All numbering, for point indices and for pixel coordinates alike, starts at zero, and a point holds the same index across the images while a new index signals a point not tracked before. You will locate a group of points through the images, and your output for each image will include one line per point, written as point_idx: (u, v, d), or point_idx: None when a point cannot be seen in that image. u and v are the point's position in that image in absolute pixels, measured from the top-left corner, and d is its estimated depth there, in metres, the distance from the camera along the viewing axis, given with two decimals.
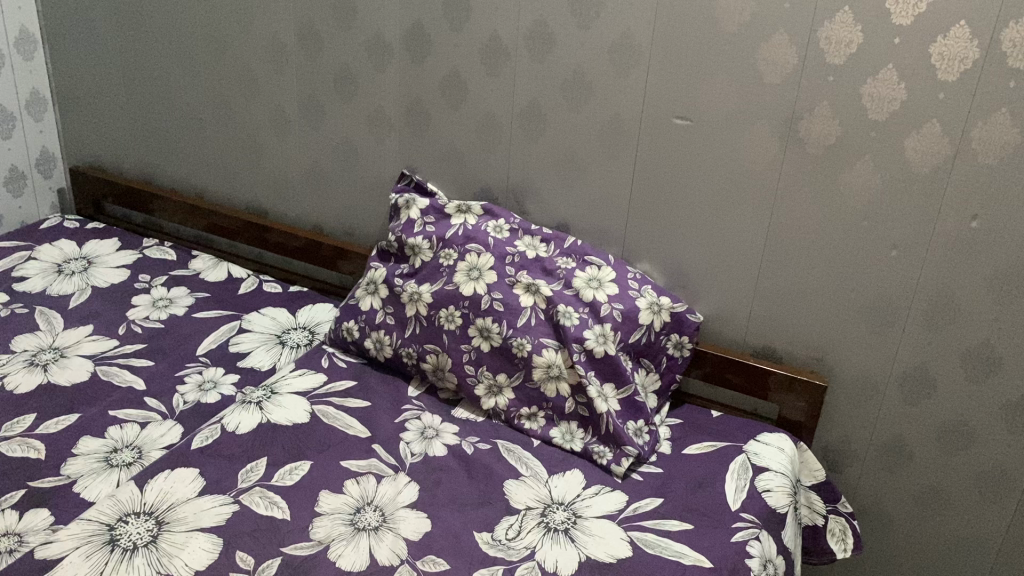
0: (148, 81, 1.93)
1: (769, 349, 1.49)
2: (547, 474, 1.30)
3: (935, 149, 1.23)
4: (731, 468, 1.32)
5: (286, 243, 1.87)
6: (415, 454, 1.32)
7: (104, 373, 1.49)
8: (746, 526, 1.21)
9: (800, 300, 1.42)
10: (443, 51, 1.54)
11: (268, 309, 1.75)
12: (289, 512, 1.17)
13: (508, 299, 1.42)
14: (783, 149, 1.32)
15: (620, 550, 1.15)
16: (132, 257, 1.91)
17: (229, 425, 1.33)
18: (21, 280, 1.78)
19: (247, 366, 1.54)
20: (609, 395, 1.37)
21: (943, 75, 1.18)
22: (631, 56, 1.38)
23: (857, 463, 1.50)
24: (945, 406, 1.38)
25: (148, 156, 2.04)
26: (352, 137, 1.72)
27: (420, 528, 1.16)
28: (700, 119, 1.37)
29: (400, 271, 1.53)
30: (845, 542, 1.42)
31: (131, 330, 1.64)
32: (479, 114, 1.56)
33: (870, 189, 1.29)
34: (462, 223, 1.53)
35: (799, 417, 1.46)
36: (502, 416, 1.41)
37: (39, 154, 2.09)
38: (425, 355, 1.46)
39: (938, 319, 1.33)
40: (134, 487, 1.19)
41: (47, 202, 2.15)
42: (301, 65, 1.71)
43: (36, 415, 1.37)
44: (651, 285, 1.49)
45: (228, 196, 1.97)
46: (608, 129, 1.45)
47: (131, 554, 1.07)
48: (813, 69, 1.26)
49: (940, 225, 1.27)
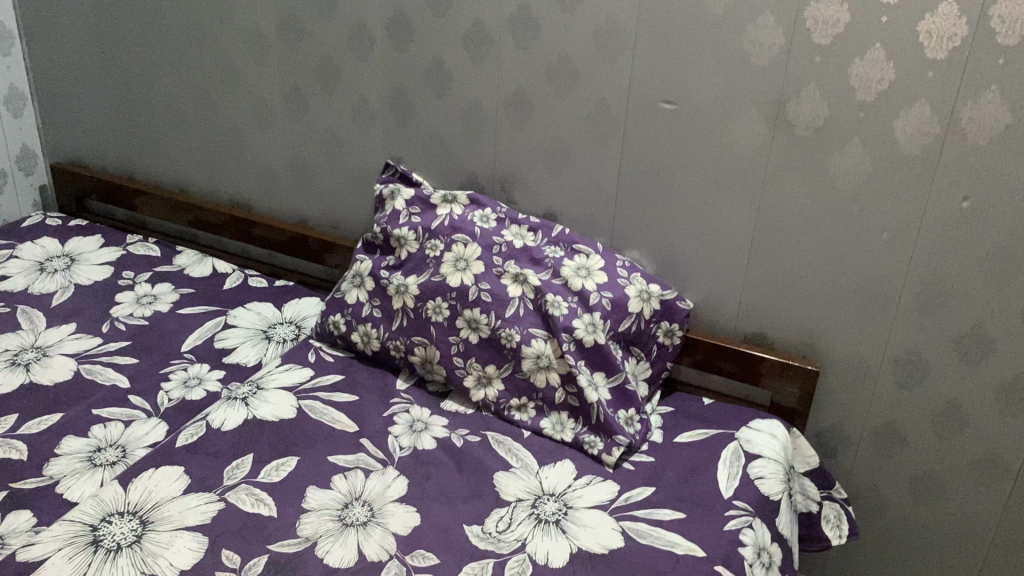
0: (128, 75, 1.90)
1: (760, 335, 1.47)
2: (537, 465, 1.29)
3: (925, 130, 1.21)
4: (724, 456, 1.30)
5: (271, 237, 1.85)
6: (404, 448, 1.30)
7: (88, 371, 1.47)
8: (739, 514, 1.19)
9: (792, 286, 1.40)
10: (426, 38, 1.52)
11: (254, 304, 1.72)
12: (275, 509, 1.15)
13: (496, 289, 1.40)
14: (771, 133, 1.31)
15: (613, 541, 1.13)
16: (116, 253, 1.89)
17: (214, 422, 1.31)
18: (3, 278, 1.75)
19: (232, 362, 1.52)
20: (600, 384, 1.36)
21: (931, 54, 1.17)
22: (616, 40, 1.36)
23: (851, 449, 1.49)
24: (938, 389, 1.37)
25: (130, 151, 2.01)
26: (335, 128, 1.70)
27: (409, 522, 1.15)
28: (687, 103, 1.35)
29: (386, 263, 1.51)
30: (839, 528, 1.41)
31: (115, 328, 1.61)
32: (464, 103, 1.54)
33: (860, 170, 1.27)
34: (448, 213, 1.51)
35: (791, 403, 1.44)
36: (492, 408, 1.39)
37: (19, 151, 2.06)
38: (413, 347, 1.44)
39: (930, 302, 1.31)
40: (117, 486, 1.17)
41: (29, 200, 2.12)
42: (282, 55, 1.68)
43: (18, 415, 1.35)
44: (640, 272, 1.47)
45: (212, 190, 1.94)
46: (595, 115, 1.43)
47: (115, 554, 1.05)
48: (799, 49, 1.24)
49: (932, 206, 1.25)
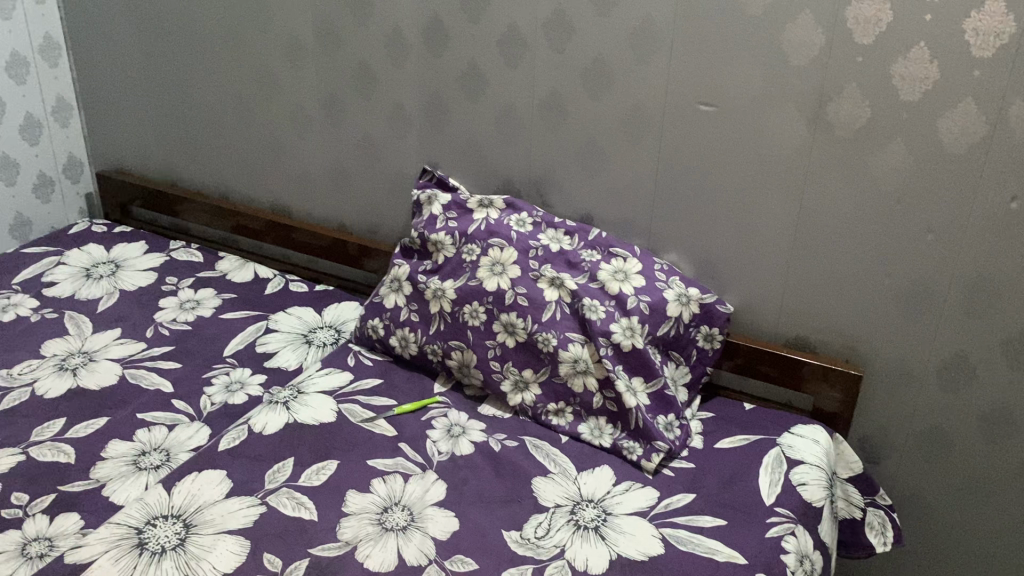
0: (170, 83, 1.93)
1: (801, 339, 1.45)
2: (575, 471, 1.28)
3: (971, 129, 1.19)
4: (765, 462, 1.29)
5: (311, 243, 1.87)
6: (443, 452, 1.30)
7: (133, 376, 1.50)
8: (781, 521, 1.18)
9: (833, 290, 1.38)
10: (461, 43, 1.52)
11: (294, 309, 1.74)
12: (316, 513, 1.16)
13: (533, 294, 1.40)
14: (812, 134, 1.29)
15: (653, 548, 1.13)
16: (159, 259, 1.92)
17: (256, 426, 1.33)
18: (51, 284, 1.79)
19: (274, 366, 1.54)
20: (638, 389, 1.35)
21: (978, 52, 1.14)
22: (652, 42, 1.35)
23: (896, 454, 1.46)
24: (987, 393, 1.34)
25: (173, 159, 2.04)
26: (372, 133, 1.71)
27: (448, 527, 1.15)
28: (726, 104, 1.34)
29: (424, 268, 1.52)
30: (884, 535, 1.38)
31: (158, 332, 1.64)
32: (499, 106, 1.54)
33: (903, 170, 1.25)
34: (484, 217, 1.51)
35: (834, 408, 1.42)
36: (529, 412, 1.39)
37: (66, 160, 2.11)
38: (450, 351, 1.45)
39: (977, 303, 1.29)
40: (162, 490, 1.19)
41: (75, 207, 2.17)
42: (319, 61, 1.70)
43: (66, 419, 1.38)
44: (678, 275, 1.46)
45: (252, 196, 1.97)
46: (631, 118, 1.42)
47: (159, 557, 1.07)
48: (840, 49, 1.22)
49: (978, 206, 1.23)
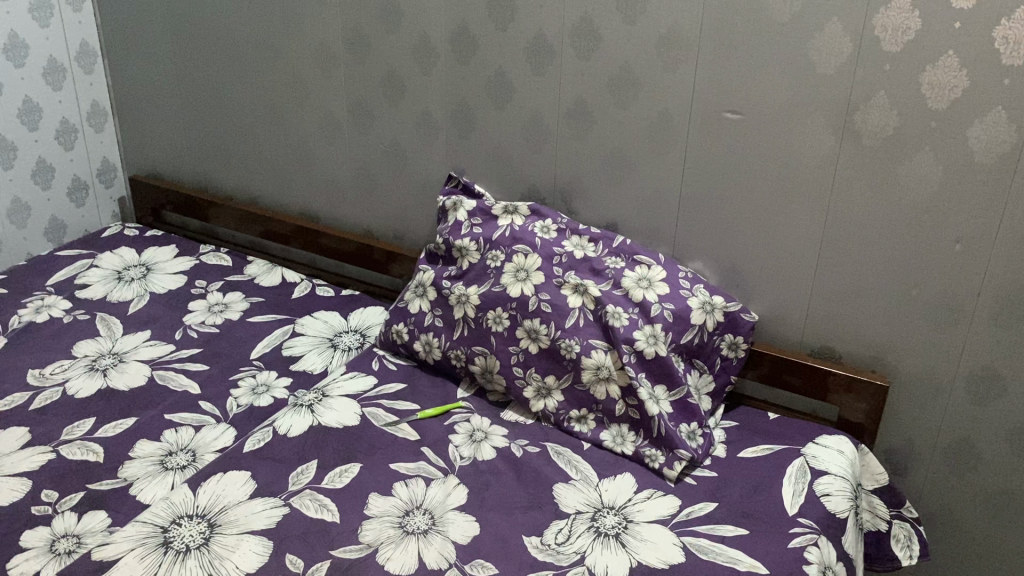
0: (202, 90, 1.97)
1: (827, 349, 1.44)
2: (597, 478, 1.28)
3: (1000, 138, 1.17)
4: (789, 472, 1.28)
5: (338, 248, 1.89)
6: (465, 457, 1.31)
7: (161, 377, 1.52)
8: (803, 531, 1.17)
9: (860, 301, 1.37)
10: (488, 51, 1.53)
11: (320, 313, 1.76)
12: (338, 515, 1.17)
13: (556, 300, 1.41)
14: (839, 142, 1.28)
15: (673, 556, 1.12)
16: (189, 263, 1.95)
17: (281, 427, 1.34)
18: (83, 286, 1.82)
19: (299, 369, 1.56)
20: (661, 397, 1.35)
21: (1009, 60, 1.13)
22: (679, 50, 1.35)
23: (923, 466, 1.44)
24: (1016, 405, 1.32)
25: (204, 164, 2.07)
26: (399, 140, 1.72)
27: (469, 531, 1.16)
28: (752, 112, 1.33)
29: (448, 273, 1.53)
30: (910, 548, 1.36)
31: (187, 335, 1.66)
32: (525, 114, 1.55)
33: (931, 179, 1.24)
34: (509, 223, 1.52)
35: (859, 419, 1.40)
36: (551, 418, 1.39)
37: (100, 165, 2.14)
38: (474, 357, 1.46)
39: (1007, 316, 1.27)
40: (187, 489, 1.20)
41: (108, 211, 2.20)
42: (348, 69, 1.72)
43: (95, 419, 1.40)
44: (703, 283, 1.45)
45: (280, 201, 1.99)
46: (657, 125, 1.42)
47: (184, 556, 1.09)
48: (869, 56, 1.21)
49: (1009, 215, 1.21)
